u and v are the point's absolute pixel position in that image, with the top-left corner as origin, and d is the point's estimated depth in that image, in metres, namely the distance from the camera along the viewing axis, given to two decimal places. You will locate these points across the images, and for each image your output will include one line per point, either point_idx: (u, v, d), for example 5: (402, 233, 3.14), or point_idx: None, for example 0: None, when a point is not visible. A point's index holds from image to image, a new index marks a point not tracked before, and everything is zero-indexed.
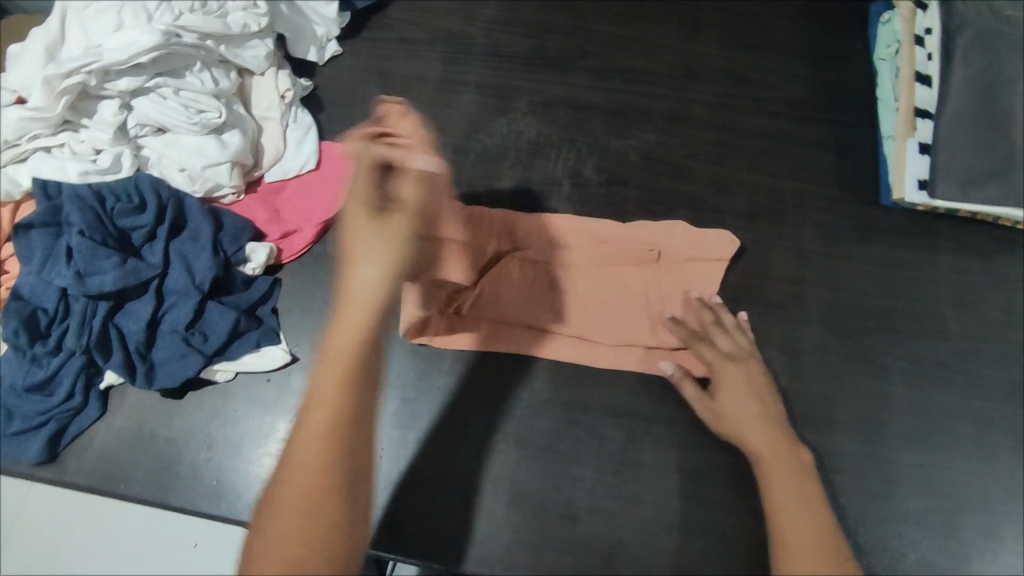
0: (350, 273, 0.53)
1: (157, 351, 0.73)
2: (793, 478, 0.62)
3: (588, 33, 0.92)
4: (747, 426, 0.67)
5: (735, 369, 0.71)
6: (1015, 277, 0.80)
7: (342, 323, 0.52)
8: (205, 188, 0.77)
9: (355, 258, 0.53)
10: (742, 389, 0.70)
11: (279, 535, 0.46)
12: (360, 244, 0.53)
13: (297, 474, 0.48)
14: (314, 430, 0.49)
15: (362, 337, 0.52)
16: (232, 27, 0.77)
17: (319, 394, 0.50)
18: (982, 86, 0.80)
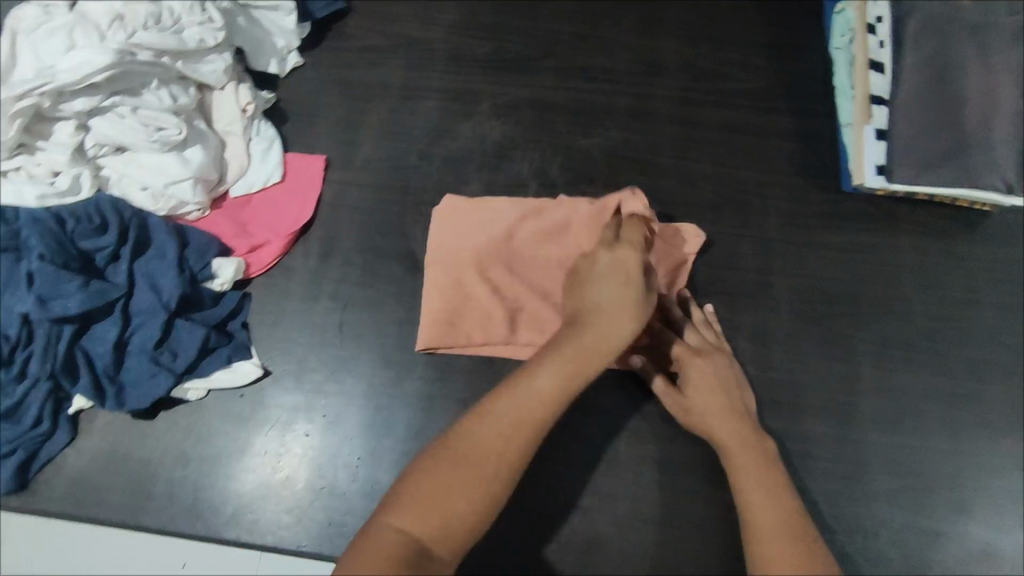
0: (603, 323, 0.58)
1: (126, 372, 0.72)
2: (760, 468, 0.62)
3: (549, 33, 0.92)
4: (714, 422, 0.66)
5: (702, 363, 0.69)
6: (975, 256, 0.82)
7: (582, 351, 0.57)
8: (169, 207, 0.77)
9: (593, 309, 0.59)
10: (707, 383, 0.69)
11: (450, 490, 0.50)
12: (604, 298, 0.59)
13: (475, 440, 0.52)
14: (540, 407, 0.54)
15: (573, 367, 0.56)
16: (188, 42, 0.76)
17: (535, 386, 0.54)
18: (932, 71, 0.81)
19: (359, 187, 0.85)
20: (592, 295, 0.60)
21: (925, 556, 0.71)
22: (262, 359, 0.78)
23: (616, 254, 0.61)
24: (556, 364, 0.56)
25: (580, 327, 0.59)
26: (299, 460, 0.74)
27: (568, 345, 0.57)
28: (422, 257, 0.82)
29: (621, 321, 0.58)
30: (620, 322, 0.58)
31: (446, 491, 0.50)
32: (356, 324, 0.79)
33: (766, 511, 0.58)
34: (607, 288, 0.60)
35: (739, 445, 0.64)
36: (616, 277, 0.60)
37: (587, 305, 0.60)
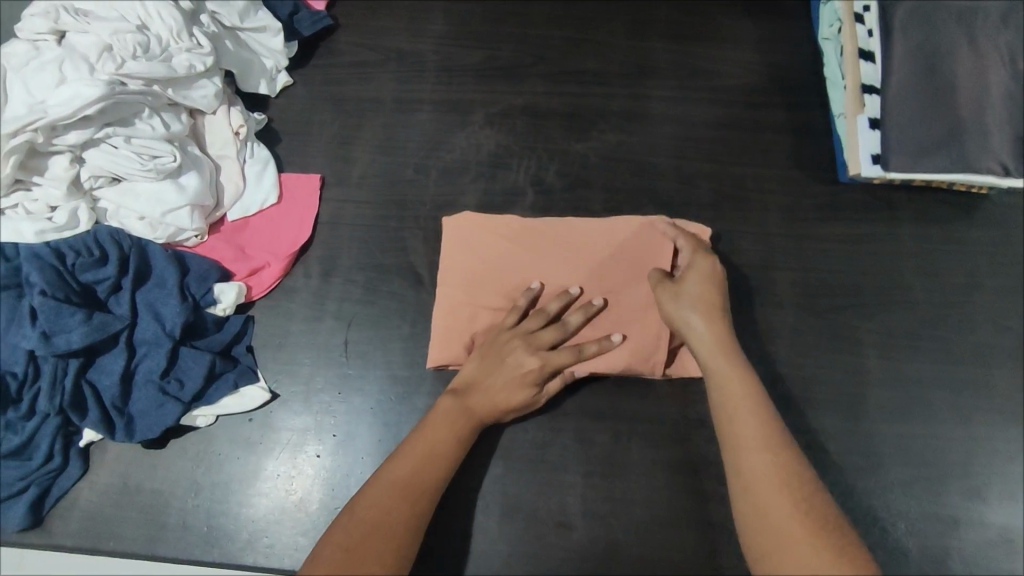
0: (487, 403, 0.69)
1: (134, 402, 0.72)
2: (738, 379, 0.64)
3: (539, 39, 0.92)
4: (704, 324, 0.69)
5: (711, 268, 0.73)
6: (975, 241, 0.82)
7: (470, 418, 0.68)
8: (168, 235, 0.77)
9: (482, 387, 0.70)
10: (707, 285, 0.72)
11: (356, 549, 0.56)
12: (501, 393, 0.69)
13: (372, 499, 0.60)
14: (425, 467, 0.64)
15: (456, 429, 0.67)
16: (177, 69, 0.76)
17: (428, 444, 0.65)
18: (921, 58, 0.81)
19: (357, 204, 0.85)
20: (485, 375, 0.71)
21: (942, 544, 0.71)
22: (269, 382, 0.78)
23: (520, 343, 0.71)
24: (438, 432, 0.66)
25: (464, 399, 0.69)
26: (312, 481, 0.74)
27: (457, 416, 0.68)
28: (424, 271, 0.82)
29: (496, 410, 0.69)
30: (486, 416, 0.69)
31: (358, 551, 0.56)
32: (361, 342, 0.79)
33: (749, 430, 0.60)
34: (507, 373, 0.70)
35: (722, 360, 0.66)
36: (507, 364, 0.70)
37: (478, 384, 0.70)
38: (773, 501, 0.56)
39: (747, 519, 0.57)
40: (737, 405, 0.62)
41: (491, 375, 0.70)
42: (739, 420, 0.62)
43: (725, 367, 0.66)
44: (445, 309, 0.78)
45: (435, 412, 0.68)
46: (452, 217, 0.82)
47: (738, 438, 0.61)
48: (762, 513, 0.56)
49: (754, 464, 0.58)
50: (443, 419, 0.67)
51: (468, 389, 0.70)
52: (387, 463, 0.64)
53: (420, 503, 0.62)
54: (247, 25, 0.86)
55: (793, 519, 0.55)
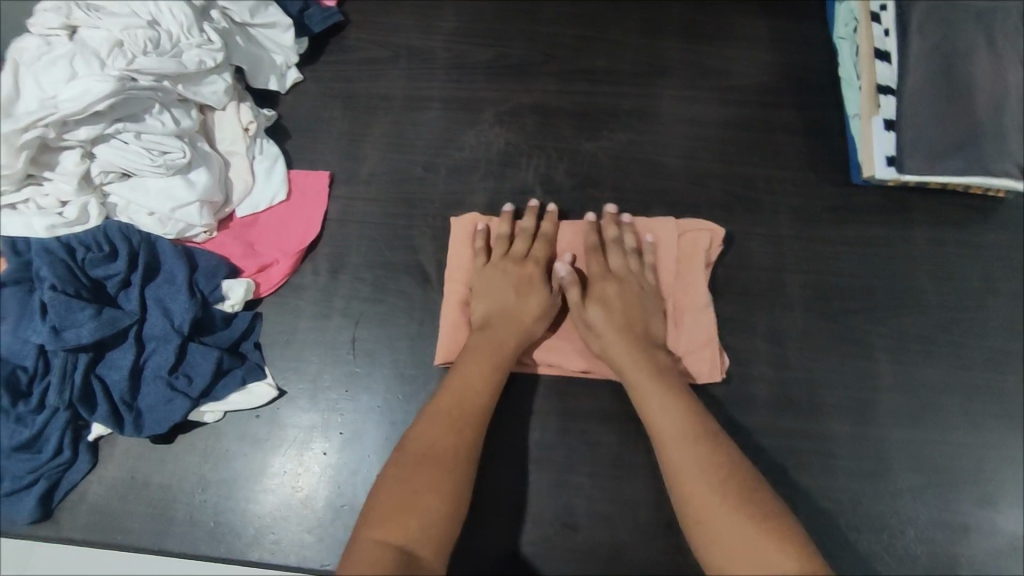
0: (516, 322, 0.73)
1: (142, 398, 0.73)
2: (663, 393, 0.67)
3: (549, 37, 0.91)
4: (618, 348, 0.71)
5: (615, 282, 0.75)
6: (991, 245, 0.80)
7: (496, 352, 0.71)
8: (177, 230, 0.77)
9: (502, 321, 0.73)
10: (624, 297, 0.74)
11: (404, 486, 0.59)
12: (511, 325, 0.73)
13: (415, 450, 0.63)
14: (460, 402, 0.67)
15: (491, 366, 0.70)
16: (187, 65, 0.76)
17: (461, 385, 0.68)
18: (938, 59, 0.80)
19: (365, 201, 0.85)
20: (511, 297, 0.74)
21: (953, 552, 0.70)
22: (277, 379, 0.78)
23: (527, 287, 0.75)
24: (473, 365, 0.69)
25: (490, 329, 0.72)
26: (318, 478, 0.74)
27: (484, 343, 0.71)
28: (432, 270, 0.81)
29: (530, 322, 0.73)
30: (522, 330, 0.72)
31: (411, 495, 0.58)
32: (368, 340, 0.79)
33: (677, 445, 0.63)
34: (529, 294, 0.74)
35: (635, 368, 0.69)
36: (524, 283, 0.75)
37: (502, 310, 0.73)
38: (711, 508, 0.58)
39: (697, 535, 0.59)
40: (665, 425, 0.65)
41: (505, 312, 0.74)
42: (669, 435, 0.64)
43: (652, 383, 0.68)
44: (455, 307, 0.78)
45: (462, 356, 0.71)
46: (461, 216, 0.82)
47: (668, 454, 0.63)
48: (706, 522, 0.58)
49: (689, 477, 0.61)
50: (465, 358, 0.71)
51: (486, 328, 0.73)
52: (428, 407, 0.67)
53: (467, 433, 0.65)
54: (257, 22, 0.86)
55: (732, 521, 0.57)
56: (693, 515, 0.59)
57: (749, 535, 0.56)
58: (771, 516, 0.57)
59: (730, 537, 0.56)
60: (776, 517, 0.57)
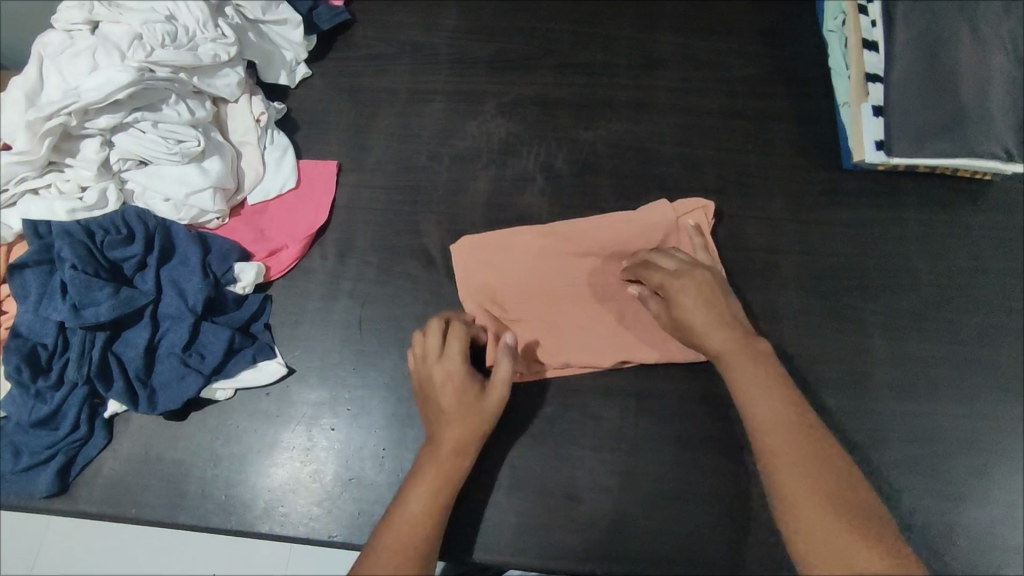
0: (456, 414, 0.69)
1: (157, 375, 0.75)
2: (761, 382, 0.64)
3: (547, 33, 0.95)
4: (715, 333, 0.68)
5: (684, 280, 0.71)
6: (979, 224, 0.83)
7: (441, 468, 0.67)
8: (191, 216, 0.80)
9: (445, 427, 0.69)
10: (698, 295, 0.70)
11: None
12: (456, 434, 0.68)
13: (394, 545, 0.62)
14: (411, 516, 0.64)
15: (440, 486, 0.67)
16: (202, 58, 0.79)
17: (406, 513, 0.65)
18: (924, 46, 0.83)
19: (371, 188, 0.88)
20: (445, 410, 0.70)
21: (948, 520, 0.72)
22: (286, 358, 0.80)
23: (455, 390, 0.70)
24: (420, 485, 0.67)
25: (433, 449, 0.69)
26: (326, 453, 0.76)
27: (429, 458, 0.68)
28: (436, 253, 0.84)
29: (468, 413, 0.69)
30: (463, 421, 0.69)
31: None
32: (374, 320, 0.81)
33: (776, 435, 0.61)
34: (462, 400, 0.70)
35: (734, 351, 0.67)
36: (453, 392, 0.70)
37: (441, 409, 0.70)
38: (807, 504, 0.57)
39: (786, 523, 0.58)
40: (764, 413, 0.63)
41: (441, 425, 0.69)
42: (768, 423, 0.62)
43: (745, 377, 0.65)
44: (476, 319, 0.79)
45: (410, 475, 0.68)
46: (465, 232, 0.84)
47: (763, 444, 0.62)
48: (796, 516, 0.57)
49: (788, 466, 0.59)
50: (412, 483, 0.67)
51: (434, 443, 0.69)
52: (408, 485, 0.67)
53: (420, 558, 0.62)
54: (269, 19, 0.89)
55: (827, 515, 0.56)
56: (789, 509, 0.58)
57: (845, 532, 0.55)
58: (871, 521, 0.56)
59: (824, 536, 0.55)
60: (869, 515, 0.57)
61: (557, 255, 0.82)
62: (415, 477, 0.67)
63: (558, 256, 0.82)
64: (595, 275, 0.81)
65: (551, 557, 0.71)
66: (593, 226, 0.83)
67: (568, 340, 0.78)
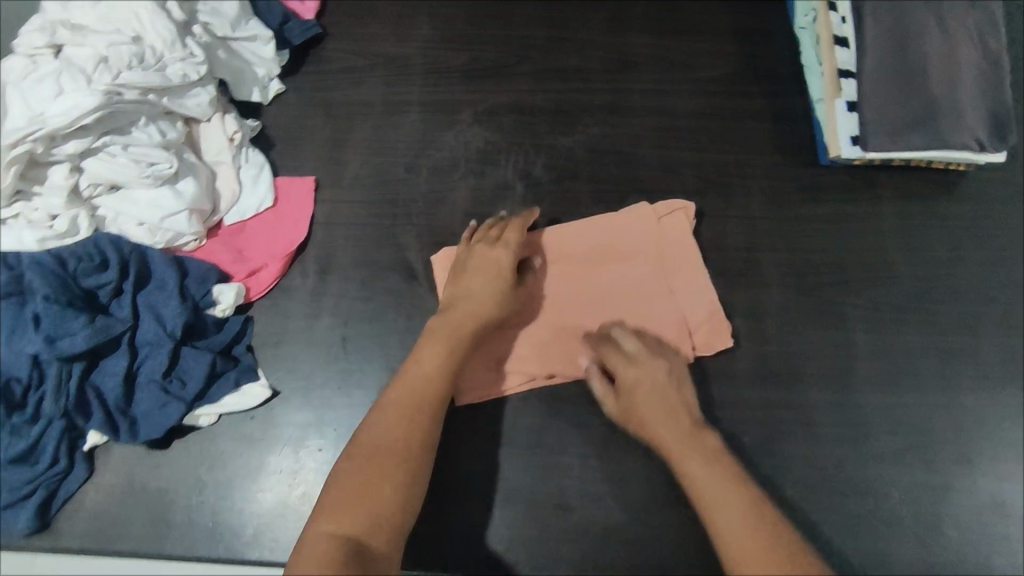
0: (488, 278, 0.74)
1: (137, 403, 0.74)
2: (706, 462, 0.63)
3: (521, 39, 0.94)
4: (660, 425, 0.67)
5: (633, 364, 0.71)
6: (954, 215, 0.84)
7: (454, 335, 0.70)
8: (167, 239, 0.79)
9: (469, 299, 0.73)
10: (645, 387, 0.69)
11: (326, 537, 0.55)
12: (485, 302, 0.72)
13: (400, 400, 0.65)
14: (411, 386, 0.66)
15: (449, 354, 0.69)
16: (172, 78, 0.78)
17: (417, 371, 0.68)
18: (893, 41, 0.84)
19: (349, 203, 0.87)
20: (479, 280, 0.73)
21: (936, 512, 0.72)
22: (269, 380, 0.79)
23: (493, 263, 0.74)
24: (430, 350, 0.69)
25: (451, 313, 0.72)
26: (313, 475, 0.75)
27: (443, 328, 0.71)
28: (417, 266, 0.83)
29: (499, 277, 0.74)
30: (493, 282, 0.73)
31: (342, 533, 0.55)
32: (358, 338, 0.81)
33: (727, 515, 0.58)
34: (494, 274, 0.74)
35: (681, 443, 0.65)
36: (490, 262, 0.74)
37: (473, 269, 0.74)
38: None
39: None
40: (710, 493, 0.60)
41: (472, 290, 0.73)
42: (715, 503, 0.60)
43: (694, 462, 0.63)
44: None
45: (421, 339, 0.71)
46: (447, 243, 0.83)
47: (721, 534, 0.58)
48: None
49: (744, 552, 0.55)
50: (427, 343, 0.70)
51: (458, 309, 0.72)
52: (416, 353, 0.69)
53: (414, 429, 0.63)
54: (239, 35, 0.88)
55: None
56: None
57: None
58: None
59: None
60: None
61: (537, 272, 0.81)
62: (426, 343, 0.70)
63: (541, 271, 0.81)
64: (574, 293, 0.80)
65: (544, 569, 0.71)
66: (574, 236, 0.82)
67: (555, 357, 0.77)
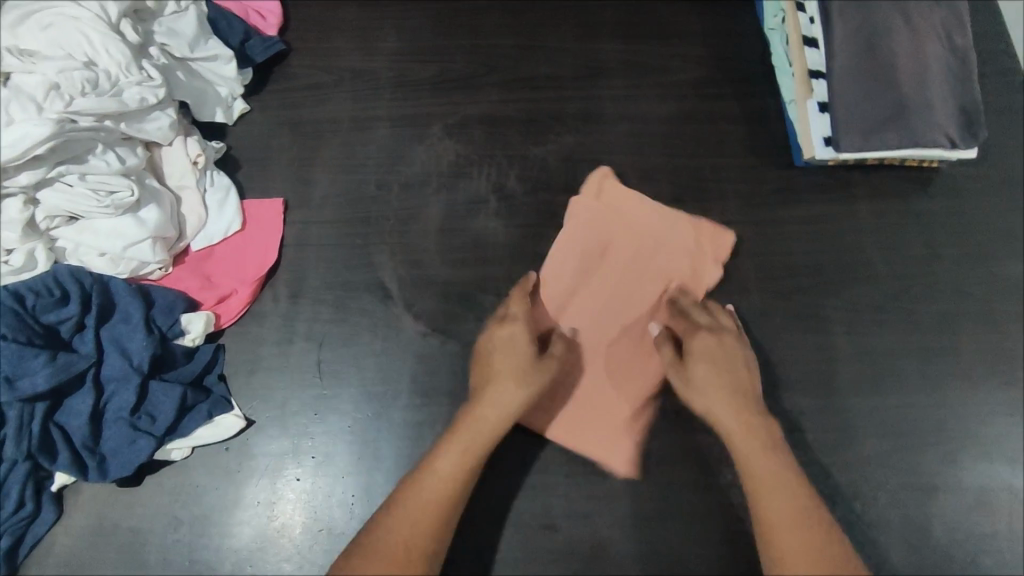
0: (511, 372, 0.70)
1: (105, 441, 0.71)
2: (763, 446, 0.66)
3: (490, 49, 0.93)
4: (723, 405, 0.69)
5: (708, 336, 0.72)
6: (929, 212, 0.84)
7: (473, 434, 0.68)
8: (130, 269, 0.76)
9: (489, 392, 0.70)
10: (716, 365, 0.71)
11: None
12: (504, 392, 0.69)
13: (420, 502, 0.64)
14: (426, 490, 0.65)
15: (467, 456, 0.67)
16: (129, 103, 0.74)
17: (436, 471, 0.66)
18: (862, 39, 0.83)
19: (320, 223, 0.85)
20: (497, 366, 0.71)
21: (924, 512, 0.72)
22: (244, 409, 0.77)
23: (515, 348, 0.72)
24: (450, 452, 0.67)
25: (473, 408, 0.69)
26: (293, 505, 0.74)
27: (464, 425, 0.68)
28: (392, 286, 0.82)
29: (522, 377, 0.70)
30: (515, 386, 0.70)
31: None
32: (334, 362, 0.79)
33: (774, 495, 0.63)
34: (513, 359, 0.71)
35: (743, 428, 0.67)
36: (509, 348, 0.72)
37: (494, 356, 0.72)
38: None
39: None
40: (767, 482, 0.64)
41: (491, 380, 0.71)
42: (764, 482, 0.64)
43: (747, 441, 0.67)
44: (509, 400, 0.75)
45: (443, 438, 0.68)
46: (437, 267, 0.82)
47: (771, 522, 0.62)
48: None
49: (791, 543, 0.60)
50: (445, 442, 0.68)
51: (481, 397, 0.70)
52: (435, 454, 0.67)
53: (423, 540, 0.62)
54: (197, 56, 0.85)
55: None
56: None
57: None
58: None
59: None
60: None
61: (551, 294, 0.81)
62: (445, 445, 0.68)
63: (557, 293, 0.81)
64: (587, 296, 0.81)
65: None
66: (563, 239, 0.82)
67: (600, 370, 0.78)
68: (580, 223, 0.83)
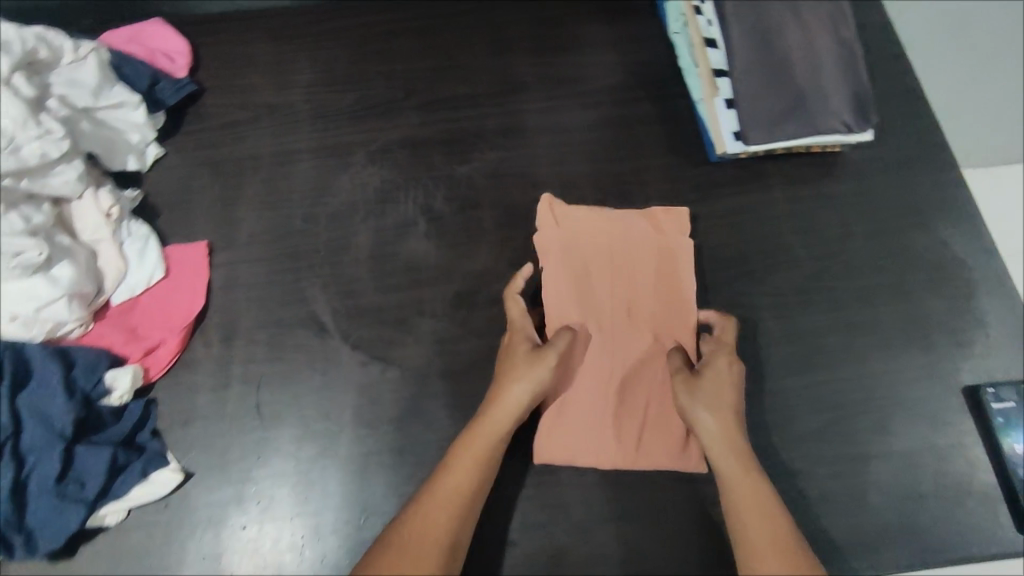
0: (512, 368, 0.71)
1: (31, 515, 0.67)
2: (744, 467, 0.67)
3: (407, 73, 0.94)
4: (726, 429, 0.69)
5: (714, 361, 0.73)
6: (837, 194, 0.88)
7: (481, 437, 0.68)
8: (46, 330, 0.72)
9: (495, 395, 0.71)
10: (716, 393, 0.71)
11: None
12: (505, 389, 0.70)
13: (439, 505, 0.64)
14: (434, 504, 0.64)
15: (477, 461, 0.67)
16: (29, 159, 0.70)
17: (447, 480, 0.65)
18: (758, 37, 0.88)
19: (247, 263, 0.84)
20: (502, 365, 0.73)
21: (860, 481, 0.75)
22: (183, 462, 0.75)
23: (515, 345, 0.73)
24: (461, 458, 0.67)
25: (481, 412, 0.70)
26: (240, 555, 0.71)
27: (473, 429, 0.69)
28: (326, 318, 0.81)
29: (526, 368, 0.71)
30: (519, 378, 0.70)
31: None
32: (273, 402, 0.77)
33: (745, 501, 0.64)
34: (514, 356, 0.72)
35: (736, 458, 0.67)
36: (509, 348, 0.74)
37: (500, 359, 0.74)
38: None
39: None
40: (745, 504, 0.64)
41: (497, 380, 0.71)
42: (744, 504, 0.64)
43: (723, 447, 0.68)
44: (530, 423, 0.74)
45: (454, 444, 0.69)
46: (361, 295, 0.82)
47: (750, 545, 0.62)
48: None
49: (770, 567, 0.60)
50: (456, 449, 0.68)
51: (490, 400, 0.71)
52: (447, 463, 0.67)
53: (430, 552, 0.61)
54: (103, 104, 0.81)
55: None
56: None
57: None
58: None
59: None
60: None
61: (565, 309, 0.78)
62: (455, 450, 0.68)
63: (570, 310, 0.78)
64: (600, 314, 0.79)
65: None
66: (564, 251, 0.80)
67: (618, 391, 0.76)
68: (576, 237, 0.81)
